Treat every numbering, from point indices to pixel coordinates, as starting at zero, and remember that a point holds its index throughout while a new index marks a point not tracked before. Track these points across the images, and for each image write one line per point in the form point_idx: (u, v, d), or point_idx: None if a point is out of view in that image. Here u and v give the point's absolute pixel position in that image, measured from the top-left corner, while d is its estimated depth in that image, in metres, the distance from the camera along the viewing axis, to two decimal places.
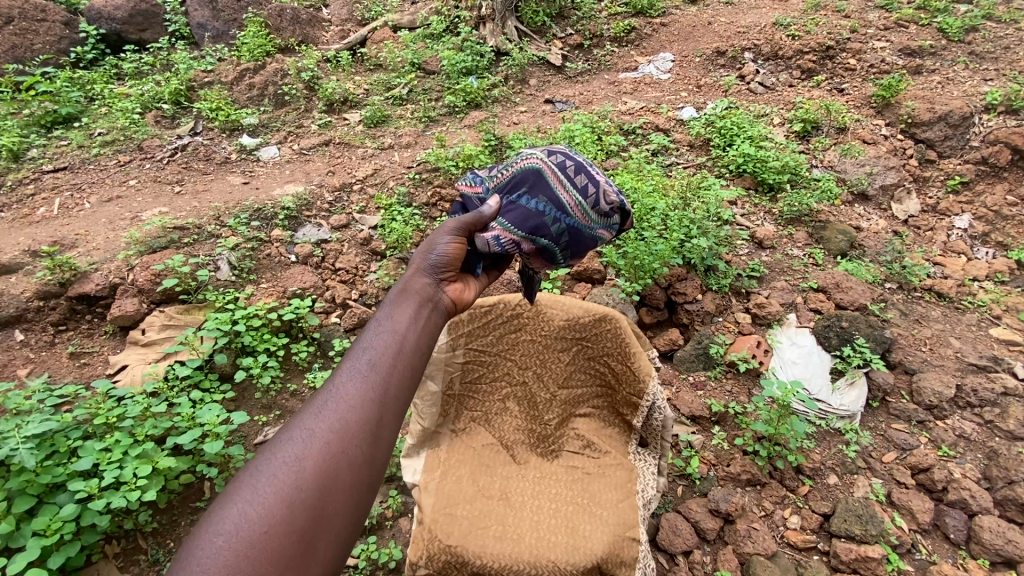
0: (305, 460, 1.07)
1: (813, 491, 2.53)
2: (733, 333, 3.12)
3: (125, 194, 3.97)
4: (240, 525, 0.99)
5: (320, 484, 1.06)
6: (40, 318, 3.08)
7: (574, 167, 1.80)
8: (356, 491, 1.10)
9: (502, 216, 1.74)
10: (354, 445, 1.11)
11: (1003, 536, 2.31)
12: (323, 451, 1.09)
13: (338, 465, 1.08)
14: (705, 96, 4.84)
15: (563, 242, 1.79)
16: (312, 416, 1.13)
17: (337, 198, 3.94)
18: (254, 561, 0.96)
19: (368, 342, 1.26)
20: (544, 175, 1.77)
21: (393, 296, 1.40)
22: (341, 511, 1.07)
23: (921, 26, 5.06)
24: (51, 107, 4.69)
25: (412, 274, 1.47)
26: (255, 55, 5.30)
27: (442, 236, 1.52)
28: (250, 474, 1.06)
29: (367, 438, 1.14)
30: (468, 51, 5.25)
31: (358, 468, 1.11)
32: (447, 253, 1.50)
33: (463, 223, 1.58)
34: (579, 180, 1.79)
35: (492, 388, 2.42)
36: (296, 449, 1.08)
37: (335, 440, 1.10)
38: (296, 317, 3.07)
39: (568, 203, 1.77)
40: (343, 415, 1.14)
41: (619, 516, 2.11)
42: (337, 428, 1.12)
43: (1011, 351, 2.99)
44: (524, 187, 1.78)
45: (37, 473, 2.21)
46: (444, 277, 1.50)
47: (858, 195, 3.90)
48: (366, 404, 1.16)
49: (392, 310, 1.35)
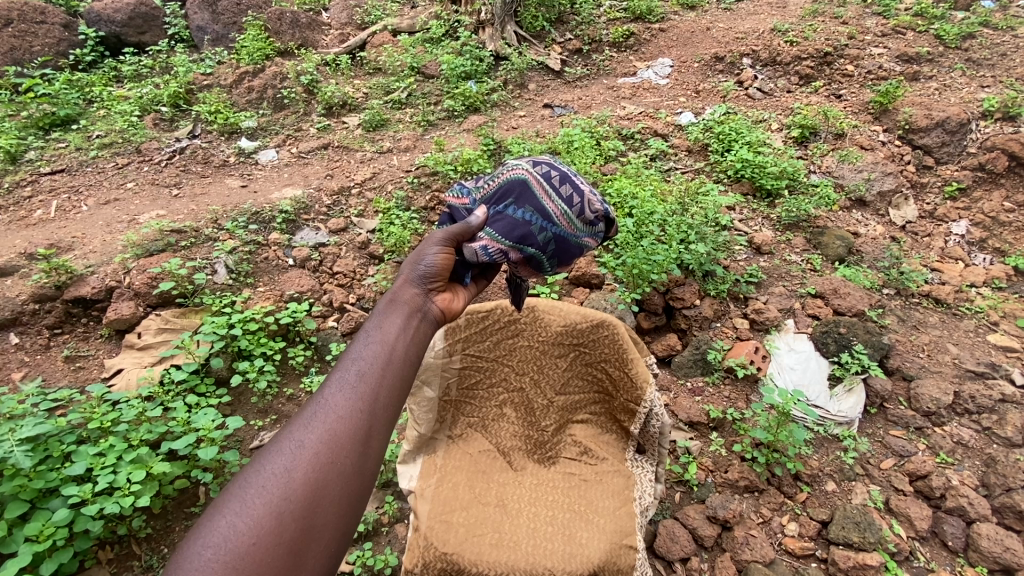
0: (294, 468, 1.06)
1: (810, 498, 2.53)
2: (731, 338, 3.12)
3: (122, 196, 3.96)
4: (228, 537, 0.97)
5: (309, 494, 1.05)
6: (36, 321, 3.07)
7: (559, 177, 1.80)
8: (346, 502, 1.09)
9: (488, 227, 1.73)
10: (345, 454, 1.11)
11: (1001, 544, 2.30)
12: (312, 461, 1.08)
13: (328, 474, 1.08)
14: (704, 101, 4.85)
15: (550, 250, 1.79)
16: (302, 424, 1.13)
17: (335, 201, 3.94)
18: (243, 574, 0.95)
19: (357, 353, 1.26)
20: (530, 185, 1.77)
21: (383, 306, 1.40)
22: (332, 520, 1.07)
23: (918, 32, 5.09)
24: (49, 108, 4.68)
25: (401, 284, 1.47)
26: (254, 58, 5.27)
27: (431, 248, 1.52)
28: (238, 485, 1.05)
29: (357, 446, 1.13)
30: (468, 55, 5.24)
31: (349, 478, 1.10)
32: (436, 264, 1.50)
33: (449, 234, 1.59)
34: (564, 190, 1.79)
35: (489, 394, 2.41)
36: (286, 461, 1.07)
37: (324, 450, 1.10)
38: (293, 320, 3.05)
39: (553, 215, 1.76)
40: (333, 425, 1.13)
41: (616, 524, 2.10)
42: (325, 438, 1.11)
43: (1008, 358, 2.99)
44: (511, 199, 1.77)
45: (30, 478, 2.19)
46: (433, 287, 1.49)
47: (856, 201, 3.91)
48: (354, 414, 1.16)
49: (381, 320, 1.35)
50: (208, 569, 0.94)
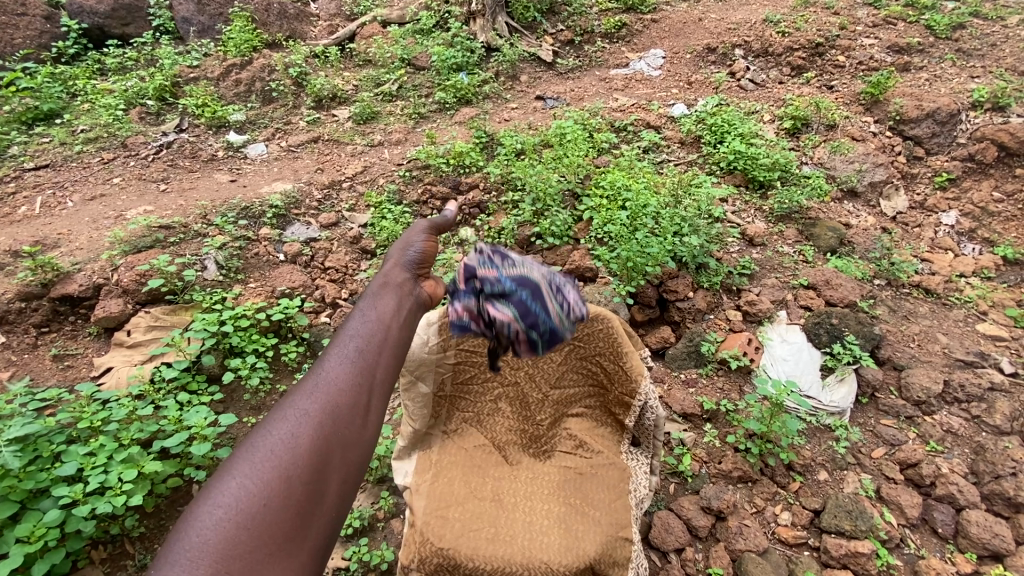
0: (301, 433, 1.10)
1: (803, 488, 2.55)
2: (724, 330, 3.14)
3: (109, 192, 3.90)
4: (240, 497, 1.01)
5: (315, 459, 1.09)
6: (22, 320, 3.01)
7: (557, 285, 2.09)
8: (350, 467, 1.14)
9: (506, 304, 1.94)
10: (349, 422, 1.16)
11: (990, 530, 2.33)
12: (317, 429, 1.12)
13: (334, 440, 1.13)
14: (696, 93, 4.84)
15: (545, 340, 1.98)
16: (306, 392, 1.18)
17: (326, 195, 3.91)
18: (254, 532, 0.99)
19: (355, 330, 1.30)
20: (539, 286, 2.02)
21: (376, 287, 1.47)
22: (338, 484, 1.11)
23: (909, 23, 5.09)
24: (32, 103, 4.60)
25: (392, 266, 1.59)
26: (242, 50, 5.19)
27: (418, 237, 1.70)
28: (245, 450, 1.09)
29: (360, 414, 1.18)
30: (458, 46, 5.19)
31: (352, 445, 1.15)
32: (423, 250, 1.67)
33: (432, 225, 1.80)
34: (560, 297, 2.07)
35: (484, 390, 2.40)
36: (291, 428, 1.11)
37: (329, 415, 1.15)
38: (285, 317, 3.03)
39: (555, 311, 2.01)
40: (336, 396, 1.17)
41: (611, 517, 2.13)
42: (329, 408, 1.16)
43: (997, 347, 3.03)
44: (525, 288, 2.01)
45: (20, 479, 2.15)
46: (419, 270, 1.65)
47: (847, 192, 3.92)
48: (355, 385, 1.20)
49: (375, 300, 1.41)
50: (220, 527, 0.98)
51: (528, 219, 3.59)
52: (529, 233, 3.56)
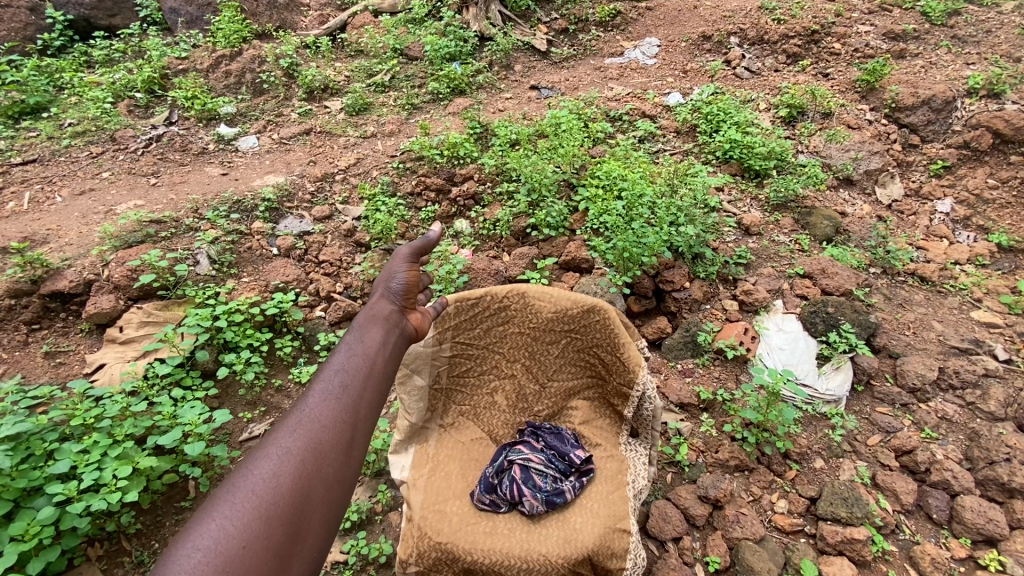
0: (282, 475, 1.23)
1: (800, 475, 2.55)
2: (721, 320, 3.13)
3: (98, 186, 3.85)
4: (219, 539, 1.10)
5: (295, 499, 1.21)
6: (12, 317, 2.98)
7: (576, 456, 2.24)
8: (325, 508, 1.26)
9: (540, 495, 2.13)
10: (328, 464, 1.30)
11: (984, 515, 2.34)
12: (298, 469, 1.26)
13: (311, 482, 1.26)
14: (692, 81, 4.80)
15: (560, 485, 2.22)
16: (286, 433, 1.31)
17: (319, 188, 3.86)
18: (234, 570, 1.08)
19: (339, 370, 1.49)
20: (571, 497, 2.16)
21: (359, 326, 1.67)
22: (315, 526, 1.23)
23: (905, 9, 5.05)
24: (17, 96, 4.52)
25: (375, 303, 1.78)
26: (231, 42, 5.13)
27: (401, 267, 1.86)
28: (225, 492, 1.19)
29: (336, 456, 1.32)
30: (452, 36, 5.12)
31: (331, 484, 1.29)
32: (405, 283, 1.84)
33: (414, 252, 1.93)
34: (575, 454, 2.25)
35: (481, 382, 2.46)
36: (274, 467, 1.24)
37: (308, 458, 1.28)
38: (280, 311, 3.00)
39: (573, 466, 2.23)
40: (318, 436, 1.33)
41: (610, 509, 2.08)
42: (311, 448, 1.30)
43: (992, 334, 3.04)
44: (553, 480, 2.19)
45: (12, 477, 2.13)
46: (404, 305, 1.84)
47: (843, 180, 3.90)
48: (336, 429, 1.36)
49: (358, 341, 1.60)
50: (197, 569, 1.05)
51: (523, 210, 3.57)
52: (525, 224, 3.54)
